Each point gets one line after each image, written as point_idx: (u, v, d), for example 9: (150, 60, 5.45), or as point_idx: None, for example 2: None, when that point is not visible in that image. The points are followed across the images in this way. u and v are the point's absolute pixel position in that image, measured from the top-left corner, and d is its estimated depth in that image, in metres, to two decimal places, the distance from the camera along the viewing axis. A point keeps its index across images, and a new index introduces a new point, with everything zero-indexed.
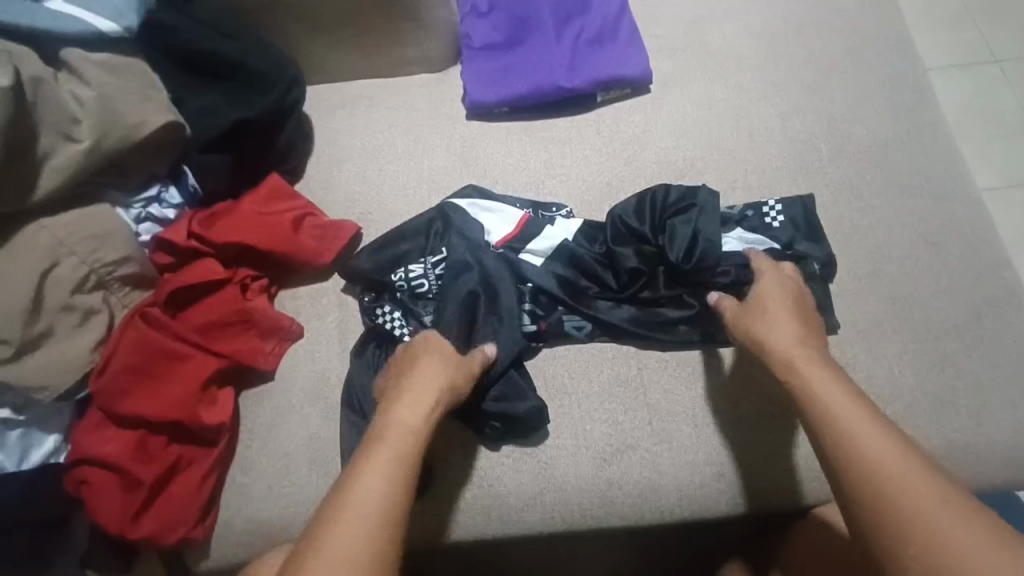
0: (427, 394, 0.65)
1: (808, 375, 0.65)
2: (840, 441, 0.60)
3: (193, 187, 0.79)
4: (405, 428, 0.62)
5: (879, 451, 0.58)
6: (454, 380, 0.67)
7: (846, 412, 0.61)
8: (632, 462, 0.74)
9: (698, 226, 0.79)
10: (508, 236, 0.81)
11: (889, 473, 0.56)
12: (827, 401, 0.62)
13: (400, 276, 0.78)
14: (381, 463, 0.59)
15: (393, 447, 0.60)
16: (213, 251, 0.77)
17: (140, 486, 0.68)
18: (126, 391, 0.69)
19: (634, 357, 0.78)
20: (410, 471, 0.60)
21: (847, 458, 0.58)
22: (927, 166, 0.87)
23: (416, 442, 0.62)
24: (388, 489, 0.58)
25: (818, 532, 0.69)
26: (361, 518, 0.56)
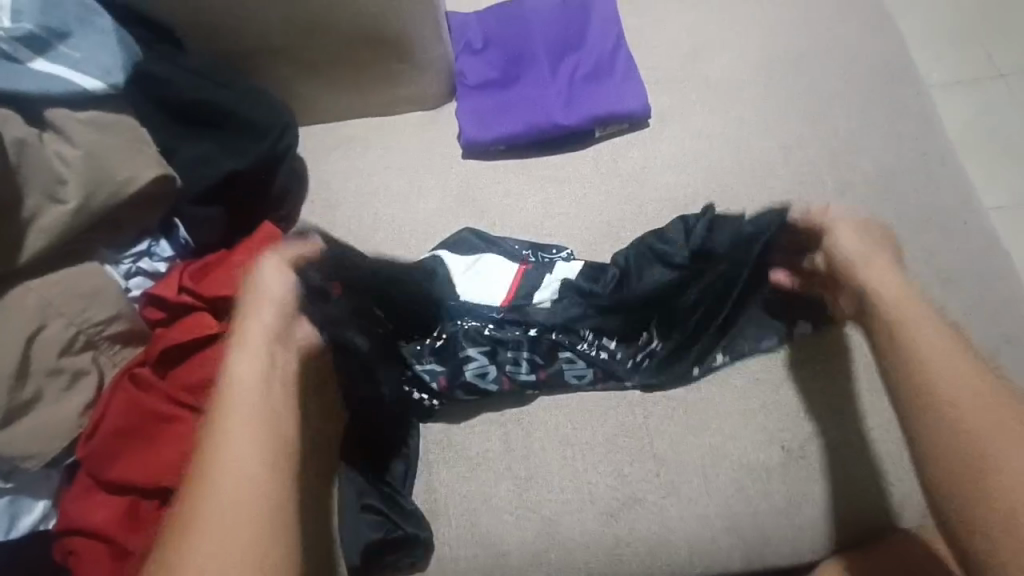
0: (256, 337, 0.63)
1: (905, 316, 0.65)
2: (939, 395, 0.60)
3: (184, 240, 0.78)
4: (245, 372, 0.61)
5: (967, 405, 0.59)
6: (270, 322, 0.65)
7: (945, 366, 0.61)
8: (640, 516, 0.71)
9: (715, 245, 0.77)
10: (509, 295, 0.79)
11: (983, 430, 0.58)
12: (922, 350, 0.62)
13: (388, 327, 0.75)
14: (228, 422, 0.58)
15: (236, 401, 0.59)
16: (205, 304, 0.75)
17: (129, 556, 0.66)
18: (117, 455, 0.68)
19: (638, 406, 0.76)
20: (272, 419, 0.60)
21: (944, 410, 0.59)
22: (938, 197, 0.84)
23: (259, 387, 0.61)
24: (245, 441, 0.57)
25: None
26: (228, 475, 0.56)
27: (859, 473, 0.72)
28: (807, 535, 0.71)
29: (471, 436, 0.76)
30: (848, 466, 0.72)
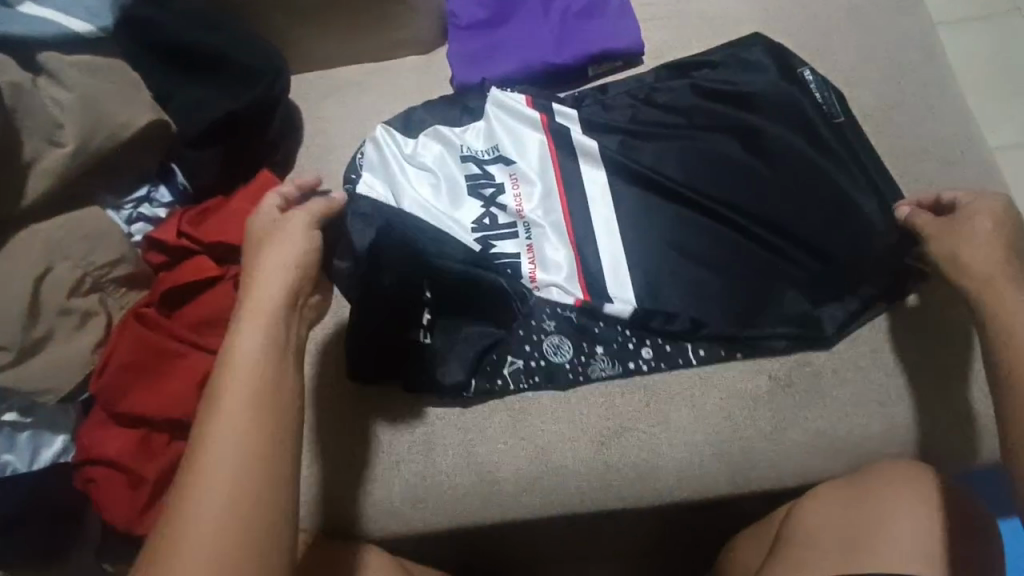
0: None
1: None
2: None
3: (182, 184, 0.80)
4: None
5: None
6: None
7: None
8: (630, 444, 0.72)
9: (721, 148, 0.81)
10: (558, 211, 0.81)
11: None
12: None
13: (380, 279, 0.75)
14: None
15: None
16: (203, 248, 0.77)
17: (145, 483, 0.69)
18: (127, 392, 0.71)
19: (644, 386, 0.74)
20: None
21: None
22: (936, 129, 0.82)
23: None
24: None
25: (808, 518, 0.67)
26: None
27: (841, 400, 0.72)
28: (796, 460, 0.71)
29: (499, 461, 0.73)
30: (833, 393, 0.72)
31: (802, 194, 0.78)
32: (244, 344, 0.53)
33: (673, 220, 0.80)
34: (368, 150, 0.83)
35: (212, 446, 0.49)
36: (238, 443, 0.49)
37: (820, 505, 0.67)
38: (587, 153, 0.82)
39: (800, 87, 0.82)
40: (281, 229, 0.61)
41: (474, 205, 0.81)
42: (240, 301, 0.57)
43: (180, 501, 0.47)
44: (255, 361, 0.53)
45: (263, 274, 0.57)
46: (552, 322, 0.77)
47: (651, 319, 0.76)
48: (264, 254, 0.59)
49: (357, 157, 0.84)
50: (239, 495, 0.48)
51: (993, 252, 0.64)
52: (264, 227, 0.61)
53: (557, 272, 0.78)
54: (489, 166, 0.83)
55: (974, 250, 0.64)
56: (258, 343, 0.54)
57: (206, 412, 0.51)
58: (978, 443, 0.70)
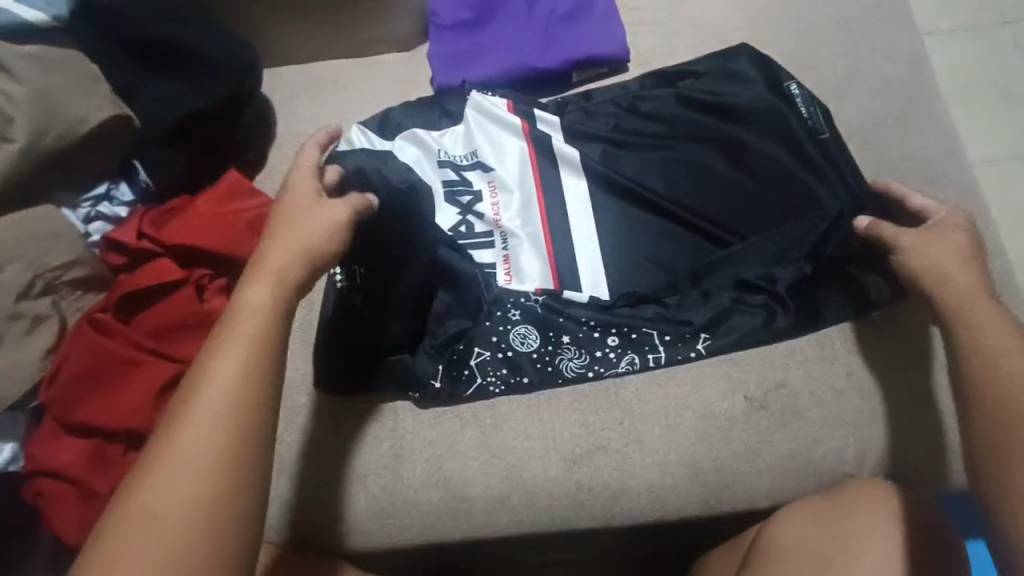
0: None
1: None
2: None
3: (144, 183, 0.76)
4: None
5: None
6: None
7: None
8: (604, 463, 0.71)
9: (704, 161, 0.79)
10: (537, 219, 0.79)
11: None
12: None
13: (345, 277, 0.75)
14: None
15: None
16: (166, 251, 0.74)
17: (97, 497, 0.67)
18: (80, 401, 0.67)
19: (618, 402, 0.72)
20: None
21: None
22: (920, 147, 0.81)
23: None
24: None
25: (780, 535, 0.66)
26: None
27: (816, 422, 0.70)
28: (770, 482, 0.70)
29: (469, 478, 0.71)
30: (810, 415, 0.70)
31: (781, 209, 0.77)
32: (245, 316, 0.53)
33: (654, 233, 0.78)
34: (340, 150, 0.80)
35: (196, 409, 0.49)
36: (219, 412, 0.49)
37: (793, 522, 0.66)
38: (568, 162, 0.80)
39: (785, 101, 0.80)
40: (308, 203, 0.59)
41: (451, 213, 0.78)
42: (250, 273, 0.56)
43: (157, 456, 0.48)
44: (256, 328, 0.52)
45: (280, 251, 0.56)
46: (518, 311, 0.75)
47: (627, 329, 0.74)
48: (282, 230, 0.57)
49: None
50: (213, 463, 0.48)
51: (957, 265, 0.63)
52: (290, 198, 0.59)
53: (532, 283, 0.77)
54: (466, 171, 0.80)
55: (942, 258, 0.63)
56: (258, 318, 0.53)
57: (195, 377, 0.51)
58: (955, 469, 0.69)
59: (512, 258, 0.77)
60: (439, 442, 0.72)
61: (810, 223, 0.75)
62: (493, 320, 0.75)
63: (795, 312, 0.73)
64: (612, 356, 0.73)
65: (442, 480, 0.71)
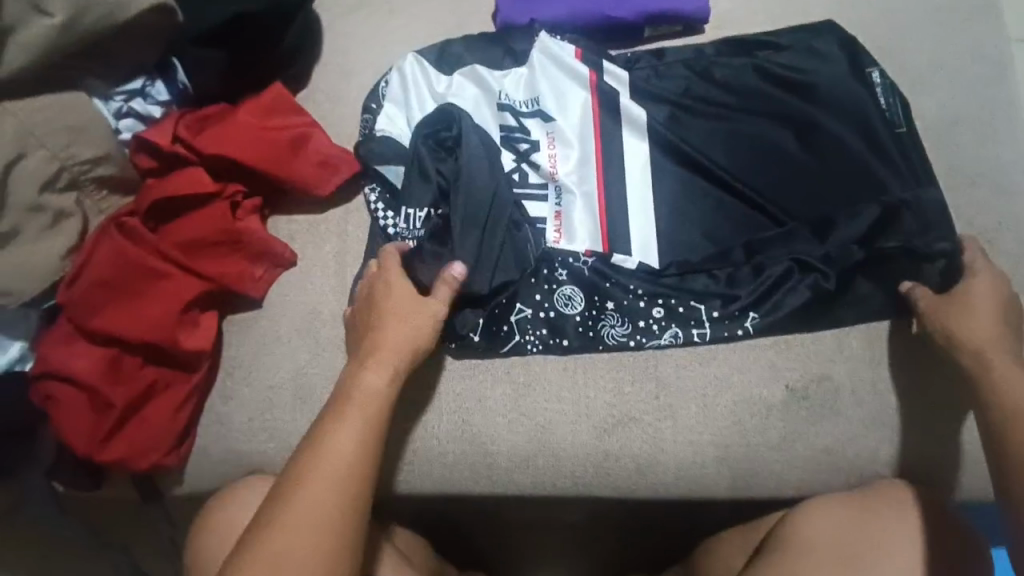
0: None
1: None
2: None
3: (182, 83, 0.71)
4: None
5: None
6: None
7: None
8: (634, 435, 0.69)
9: (773, 139, 0.76)
10: (595, 177, 0.75)
11: None
12: None
13: (393, 223, 0.73)
14: None
15: None
16: (200, 160, 0.69)
17: (111, 409, 0.64)
18: (100, 306, 0.64)
19: (655, 376, 0.71)
20: None
21: None
22: (995, 154, 0.78)
23: None
24: None
25: (802, 527, 0.65)
26: None
27: (852, 420, 0.69)
28: (797, 473, 0.69)
29: (496, 435, 0.69)
30: (846, 411, 0.69)
31: (845, 201, 0.74)
32: (359, 403, 0.58)
33: (712, 207, 0.75)
34: (393, 79, 0.77)
35: (316, 486, 0.53)
36: (336, 494, 0.53)
37: (818, 517, 0.65)
38: (632, 120, 0.76)
39: (866, 88, 0.76)
40: (412, 304, 0.64)
41: (506, 158, 0.75)
42: (358, 364, 0.61)
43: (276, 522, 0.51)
44: (364, 409, 0.57)
45: (386, 347, 0.61)
46: (565, 271, 0.73)
47: (674, 302, 0.72)
48: (391, 328, 0.62)
49: (379, 84, 0.78)
50: (318, 545, 0.51)
51: (991, 319, 0.64)
52: (396, 292, 0.64)
53: (582, 243, 0.74)
54: (525, 118, 0.76)
55: (977, 319, 0.64)
56: (371, 409, 0.58)
57: (311, 454, 0.54)
58: (986, 484, 0.68)
59: (564, 215, 0.74)
60: (470, 395, 0.70)
61: (868, 214, 0.72)
62: (536, 276, 0.72)
63: (847, 307, 0.71)
64: (656, 328, 0.71)
65: (469, 432, 0.69)
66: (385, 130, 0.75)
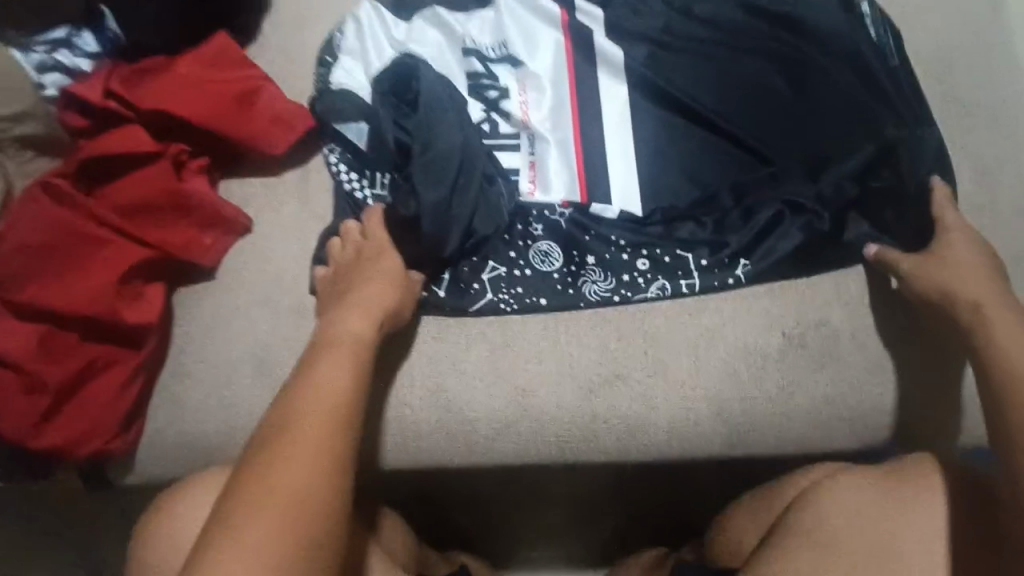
0: None
1: None
2: None
3: (113, 33, 0.65)
4: None
5: None
6: None
7: None
8: (623, 393, 0.65)
9: (759, 75, 0.71)
10: (571, 124, 0.70)
11: None
12: None
13: (359, 187, 0.67)
14: None
15: None
16: (137, 116, 0.63)
17: (46, 389, 0.58)
18: (30, 278, 0.58)
19: (644, 331, 0.66)
20: None
21: None
22: (993, 83, 0.74)
23: None
24: None
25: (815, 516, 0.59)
26: None
27: (854, 367, 0.65)
28: (798, 427, 0.64)
29: (475, 402, 0.64)
30: (847, 358, 0.65)
31: (839, 137, 0.69)
32: (345, 345, 0.55)
33: (696, 150, 0.70)
34: (348, 29, 0.71)
35: (314, 423, 0.49)
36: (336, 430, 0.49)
37: (845, 520, 0.58)
38: (607, 61, 0.71)
39: (856, 17, 0.71)
40: (394, 261, 0.62)
41: (474, 108, 0.70)
42: (339, 313, 0.58)
43: (274, 463, 0.47)
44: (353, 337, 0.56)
45: (368, 296, 0.59)
46: (540, 226, 0.68)
47: (659, 252, 0.67)
48: (376, 279, 0.61)
49: (334, 36, 0.71)
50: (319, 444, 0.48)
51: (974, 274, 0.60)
52: (377, 249, 0.63)
53: (559, 194, 0.69)
54: (493, 64, 0.71)
55: (960, 276, 0.60)
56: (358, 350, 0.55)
57: (300, 396, 0.51)
58: None
59: (539, 166, 0.69)
60: (445, 360, 0.65)
61: (860, 151, 0.68)
62: (511, 231, 0.67)
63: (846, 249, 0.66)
64: (641, 281, 0.67)
65: (446, 400, 0.64)
66: (342, 83, 0.68)
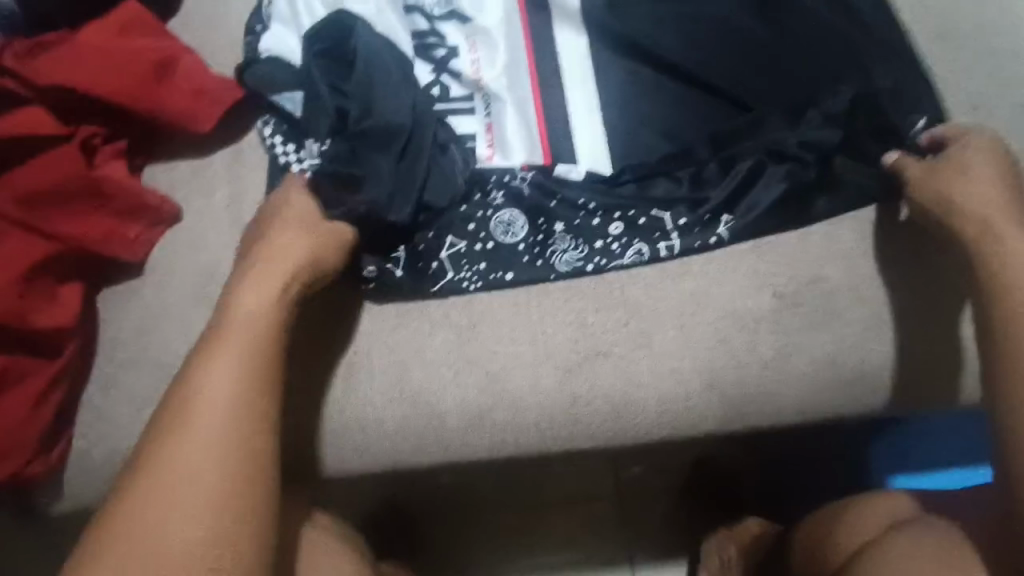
0: None
1: None
2: None
3: (7, 9, 0.57)
4: None
5: None
6: None
7: None
8: (604, 371, 0.58)
9: (728, 16, 0.65)
10: (529, 81, 0.64)
11: None
12: None
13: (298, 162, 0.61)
14: None
15: None
16: (38, 96, 0.56)
17: None
18: None
19: (622, 300, 0.60)
20: None
21: None
22: (980, 9, 0.68)
23: None
24: None
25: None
26: None
27: (856, 325, 0.59)
28: (799, 395, 0.59)
29: (440, 391, 0.58)
30: (847, 315, 0.59)
31: (818, 77, 0.64)
32: (234, 335, 0.49)
33: (667, 101, 0.64)
34: None
35: (190, 445, 0.45)
36: (209, 460, 0.45)
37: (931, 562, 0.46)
38: (564, 11, 0.65)
39: None
40: (307, 219, 0.55)
41: (421, 70, 0.64)
42: (239, 284, 0.52)
43: (137, 503, 0.43)
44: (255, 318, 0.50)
45: (273, 261, 0.53)
46: (501, 194, 0.61)
47: (633, 213, 0.61)
48: (281, 244, 0.54)
49: (263, 2, 0.64)
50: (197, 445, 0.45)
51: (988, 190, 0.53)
52: (285, 207, 0.56)
53: (520, 157, 0.62)
54: (439, 23, 0.65)
55: (971, 187, 0.54)
56: (249, 340, 0.49)
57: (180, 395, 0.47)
58: None
59: (497, 128, 0.63)
60: (404, 347, 0.59)
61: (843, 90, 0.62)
62: (468, 200, 0.61)
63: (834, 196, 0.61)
64: (616, 247, 0.60)
65: (406, 393, 0.58)
66: (273, 51, 0.62)
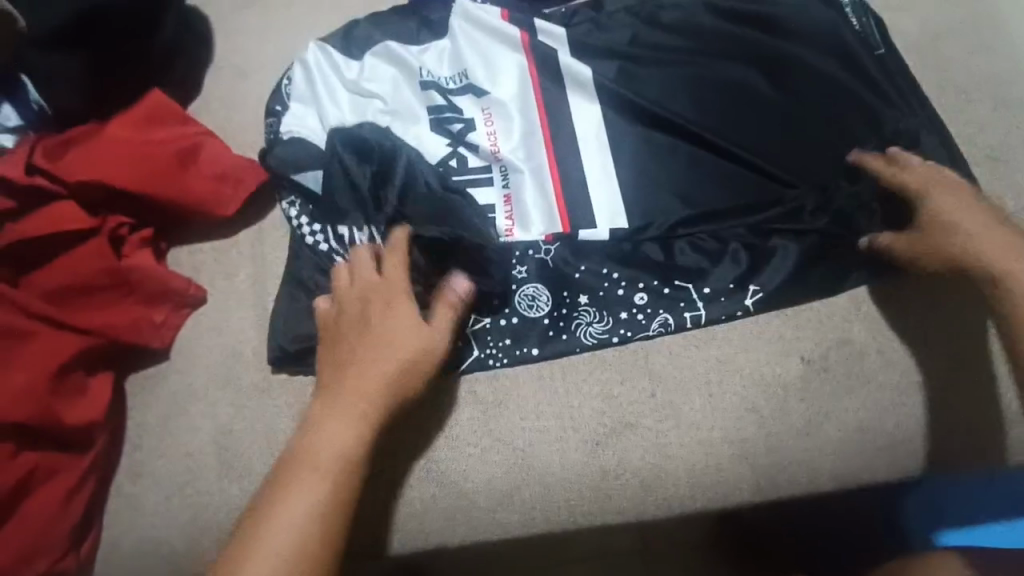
0: None
1: None
2: None
3: (37, 104, 0.60)
4: None
5: None
6: None
7: None
8: (632, 444, 0.58)
9: (741, 79, 0.66)
10: (547, 151, 0.64)
11: None
12: None
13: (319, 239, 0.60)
14: None
15: None
16: (68, 190, 0.57)
17: None
18: None
19: (648, 370, 0.60)
20: None
21: None
22: (987, 64, 0.69)
23: None
24: None
25: None
26: None
27: (885, 388, 0.58)
28: (833, 461, 0.57)
29: (471, 469, 0.57)
30: (876, 376, 0.59)
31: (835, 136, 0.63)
32: (326, 446, 0.48)
33: (683, 166, 0.64)
34: (297, 73, 0.65)
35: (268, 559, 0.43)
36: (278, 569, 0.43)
37: None
38: (577, 81, 0.66)
39: (835, 9, 0.67)
40: (404, 291, 0.54)
41: (439, 144, 0.64)
42: (336, 382, 0.51)
43: None
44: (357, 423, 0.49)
45: (376, 354, 0.52)
46: (524, 268, 0.61)
47: (657, 282, 0.61)
48: (391, 333, 0.52)
49: (283, 83, 0.66)
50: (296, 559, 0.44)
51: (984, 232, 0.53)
52: (396, 280, 0.54)
53: (539, 228, 0.63)
54: (455, 96, 0.65)
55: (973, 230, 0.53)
56: (345, 454, 0.48)
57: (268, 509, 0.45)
58: None
59: (518, 201, 0.63)
60: (433, 426, 0.59)
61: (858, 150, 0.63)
62: None
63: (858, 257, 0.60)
64: (641, 316, 0.60)
65: (437, 473, 0.57)
66: (293, 130, 0.63)
